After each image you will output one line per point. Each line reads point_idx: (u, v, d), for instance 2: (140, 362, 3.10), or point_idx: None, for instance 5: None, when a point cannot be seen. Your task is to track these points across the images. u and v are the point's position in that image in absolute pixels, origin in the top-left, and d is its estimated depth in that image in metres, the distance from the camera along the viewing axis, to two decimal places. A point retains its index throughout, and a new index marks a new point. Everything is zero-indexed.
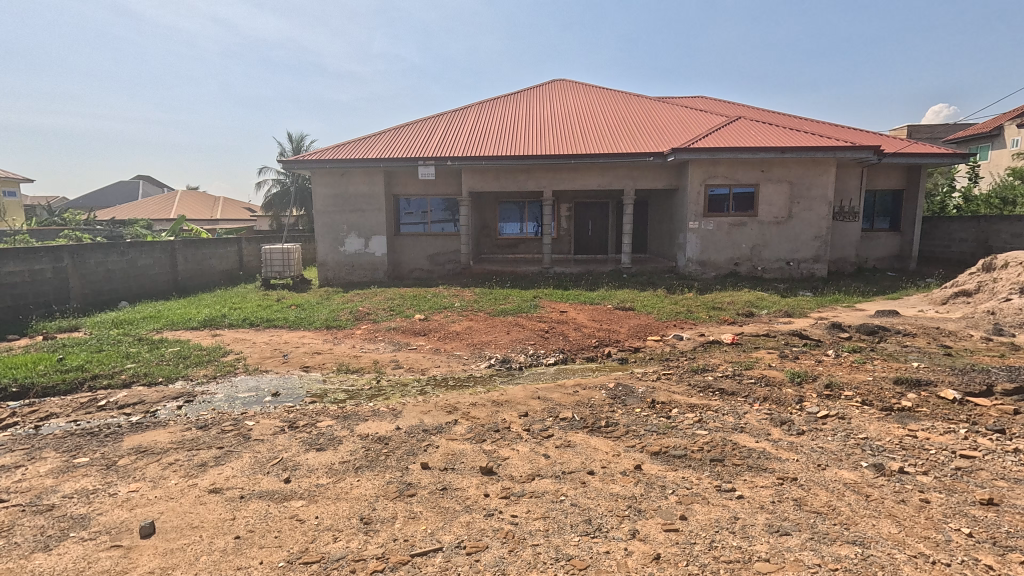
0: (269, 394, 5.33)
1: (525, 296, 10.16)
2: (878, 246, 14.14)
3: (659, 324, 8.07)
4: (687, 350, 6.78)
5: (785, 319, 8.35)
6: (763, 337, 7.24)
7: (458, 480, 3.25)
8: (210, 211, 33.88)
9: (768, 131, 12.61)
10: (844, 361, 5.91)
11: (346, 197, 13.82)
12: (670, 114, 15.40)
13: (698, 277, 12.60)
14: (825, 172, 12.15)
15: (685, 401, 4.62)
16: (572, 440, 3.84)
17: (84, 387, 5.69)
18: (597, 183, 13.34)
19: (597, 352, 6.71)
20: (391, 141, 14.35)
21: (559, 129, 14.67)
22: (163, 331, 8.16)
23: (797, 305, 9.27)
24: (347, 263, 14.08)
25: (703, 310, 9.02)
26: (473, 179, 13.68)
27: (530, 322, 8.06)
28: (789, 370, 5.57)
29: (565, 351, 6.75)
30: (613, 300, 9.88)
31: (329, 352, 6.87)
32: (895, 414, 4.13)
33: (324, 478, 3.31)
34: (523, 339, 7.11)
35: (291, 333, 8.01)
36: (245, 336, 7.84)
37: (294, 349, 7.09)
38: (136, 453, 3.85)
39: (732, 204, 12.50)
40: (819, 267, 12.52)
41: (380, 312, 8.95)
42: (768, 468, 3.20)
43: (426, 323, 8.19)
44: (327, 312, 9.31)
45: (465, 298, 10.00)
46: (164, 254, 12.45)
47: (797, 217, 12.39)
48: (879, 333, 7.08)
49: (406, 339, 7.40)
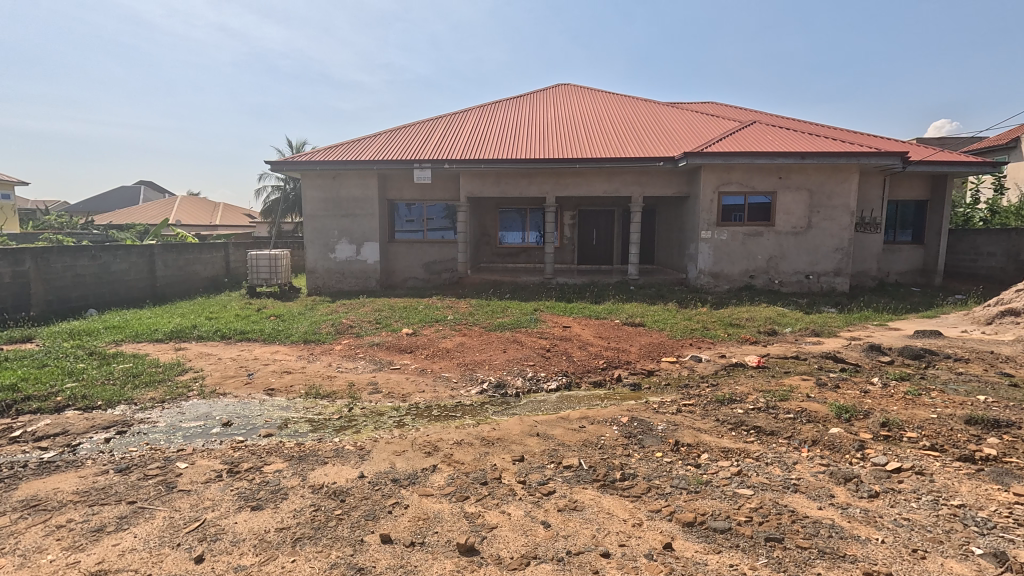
0: (219, 424, 4.52)
1: (525, 309, 9.36)
2: (901, 260, 13.33)
3: (674, 343, 7.23)
4: (708, 375, 5.95)
5: (813, 339, 7.50)
6: (793, 361, 6.43)
7: (426, 564, 2.42)
8: (209, 217, 33.28)
9: (786, 137, 11.87)
10: (894, 392, 5.05)
11: (338, 201, 13.09)
12: (679, 118, 14.69)
13: (710, 289, 11.78)
14: (847, 179, 11.37)
15: (716, 444, 3.79)
16: (579, 500, 3.01)
17: (8, 411, 4.85)
18: (603, 188, 12.59)
19: (605, 376, 5.89)
20: (386, 143, 13.66)
21: (563, 132, 13.98)
22: (122, 344, 7.35)
23: (824, 322, 8.43)
24: (337, 271, 13.32)
25: (721, 328, 8.19)
26: (471, 183, 12.95)
27: (530, 339, 7.24)
28: (834, 404, 4.71)
29: (569, 374, 5.91)
30: (621, 315, 9.05)
31: (300, 372, 6.05)
32: (986, 469, 3.28)
33: (248, 558, 2.48)
34: (520, 359, 6.28)
35: (263, 348, 7.19)
36: (211, 351, 7.02)
37: (262, 367, 6.26)
38: (22, 509, 3.01)
39: (748, 213, 11.72)
40: (840, 281, 11.68)
41: (365, 325, 8.15)
42: (847, 556, 2.35)
43: (413, 338, 7.35)
44: (307, 324, 8.49)
45: (460, 310, 9.20)
46: (142, 258, 11.69)
47: (817, 227, 11.58)
48: (926, 358, 6.23)
49: (389, 357, 6.58)
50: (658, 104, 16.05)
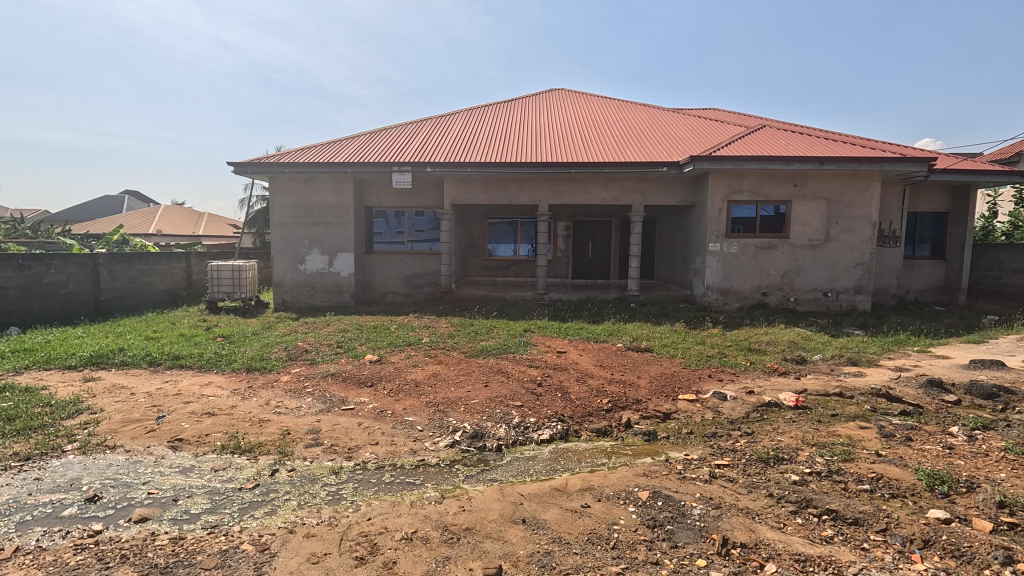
0: (80, 501, 3.23)
1: (513, 329, 8.18)
2: (920, 276, 12.33)
3: (690, 375, 6.03)
4: (738, 420, 4.75)
5: (852, 369, 6.36)
6: (836, 399, 5.27)
7: None
8: (193, 227, 32.05)
9: (801, 142, 10.89)
10: (991, 449, 3.88)
11: (309, 208, 11.88)
12: (681, 123, 13.73)
13: (719, 307, 10.69)
14: (868, 188, 10.38)
15: (783, 547, 2.59)
16: None
17: None
18: (601, 196, 11.51)
19: (610, 422, 4.67)
20: (365, 145, 12.52)
21: (557, 136, 12.92)
22: (21, 374, 6.02)
23: (857, 348, 7.30)
24: (308, 284, 12.06)
25: (740, 354, 7.03)
26: (456, 189, 11.82)
27: (518, 369, 6.03)
28: (920, 469, 3.53)
29: (565, 418, 4.69)
30: (624, 337, 7.88)
31: (226, 415, 4.76)
32: None
33: None
34: (504, 397, 5.04)
35: (193, 379, 5.90)
36: (126, 384, 5.71)
37: (180, 407, 4.97)
38: None
39: (760, 224, 10.66)
40: (862, 299, 10.59)
41: (323, 349, 6.90)
42: None
43: (377, 368, 6.09)
44: (257, 348, 7.21)
45: (438, 332, 7.97)
46: (84, 269, 10.39)
47: (835, 240, 10.54)
48: (1003, 398, 5.09)
49: (343, 394, 5.30)
50: (659, 110, 15.09)
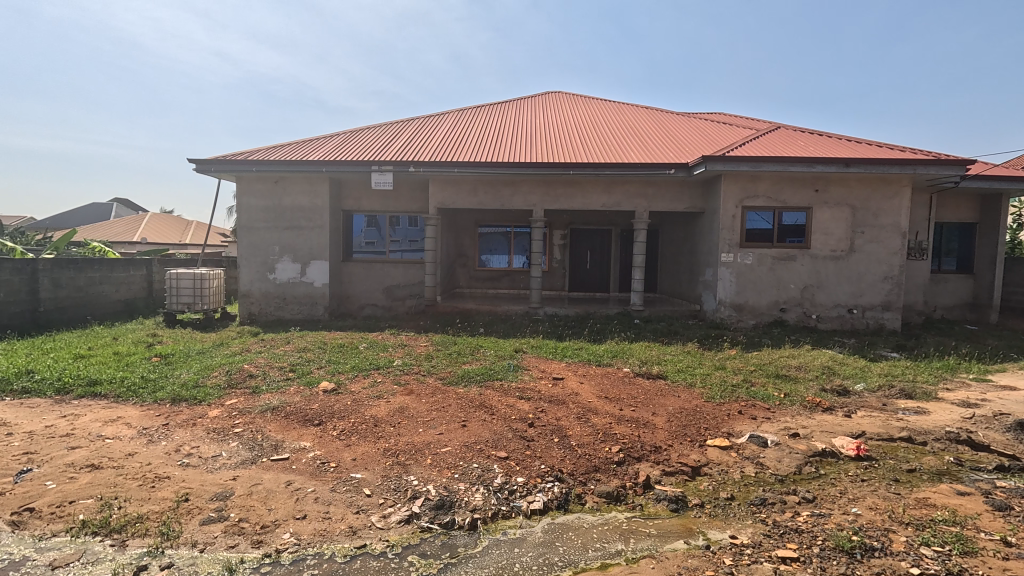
0: None
1: (503, 349, 7.06)
2: (947, 292, 11.32)
3: (716, 412, 4.89)
4: (790, 479, 3.63)
5: (908, 403, 5.27)
6: (907, 448, 4.16)
7: None
8: (179, 234, 30.79)
9: (822, 143, 9.90)
10: None
11: (280, 210, 10.75)
12: (687, 125, 12.74)
13: (732, 324, 9.62)
14: (896, 194, 9.39)
15: None
16: None
17: None
18: (601, 202, 10.47)
19: (623, 480, 3.54)
20: (344, 144, 11.46)
21: (554, 137, 11.91)
22: None
23: (904, 375, 6.23)
24: (277, 295, 10.89)
25: (769, 382, 5.94)
26: (443, 192, 10.72)
27: (505, 402, 4.90)
28: None
29: (564, 474, 3.55)
30: (630, 359, 6.78)
31: (116, 468, 3.59)
32: None
33: None
34: (485, 444, 3.89)
35: (101, 414, 4.72)
36: (10, 420, 4.51)
37: (61, 455, 3.79)
38: None
39: (778, 233, 9.63)
40: (890, 317, 9.55)
41: (272, 374, 5.73)
42: None
43: (331, 401, 4.91)
44: (195, 371, 6.02)
45: (415, 352, 6.83)
46: (20, 275, 9.20)
47: (860, 251, 9.52)
48: None
49: (279, 438, 4.14)
50: (661, 112, 14.12)
